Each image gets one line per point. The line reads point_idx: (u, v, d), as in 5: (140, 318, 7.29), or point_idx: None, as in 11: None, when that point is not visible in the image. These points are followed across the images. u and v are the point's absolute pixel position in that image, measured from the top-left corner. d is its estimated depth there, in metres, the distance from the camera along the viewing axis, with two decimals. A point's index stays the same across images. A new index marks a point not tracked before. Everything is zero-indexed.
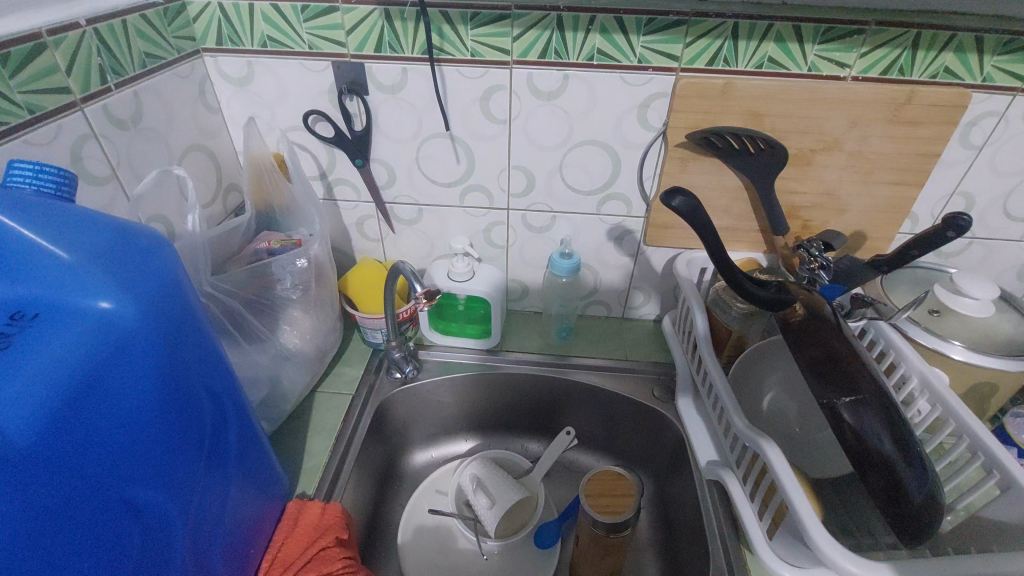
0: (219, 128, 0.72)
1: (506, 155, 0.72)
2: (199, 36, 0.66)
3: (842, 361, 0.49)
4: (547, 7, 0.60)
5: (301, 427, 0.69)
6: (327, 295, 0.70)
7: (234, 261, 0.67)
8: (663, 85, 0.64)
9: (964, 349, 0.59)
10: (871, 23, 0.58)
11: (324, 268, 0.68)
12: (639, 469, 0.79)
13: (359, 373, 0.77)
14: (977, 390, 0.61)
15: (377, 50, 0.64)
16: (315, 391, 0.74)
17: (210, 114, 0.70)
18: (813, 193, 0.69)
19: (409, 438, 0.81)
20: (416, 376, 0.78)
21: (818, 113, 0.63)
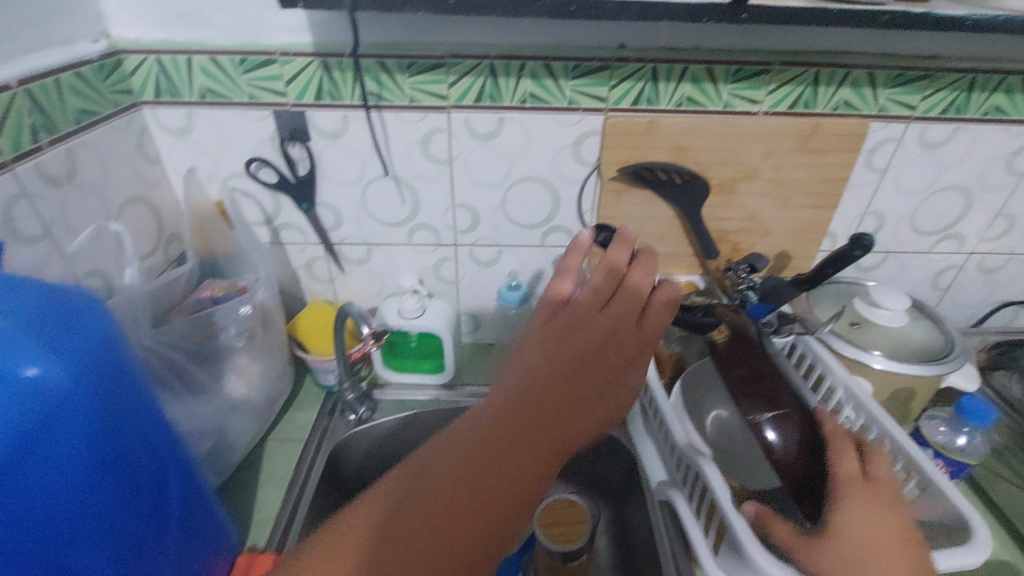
0: (160, 178, 0.72)
1: (449, 194, 0.74)
2: (137, 90, 0.66)
3: (763, 379, 0.53)
4: (479, 56, 0.63)
5: (252, 477, 0.68)
6: (274, 340, 0.70)
7: (175, 312, 0.66)
8: (593, 124, 0.68)
9: (883, 358, 0.62)
10: (775, 63, 0.63)
11: (270, 311, 0.68)
12: (597, 495, 0.81)
13: (312, 418, 0.76)
14: (900, 395, 0.65)
15: (317, 97, 0.66)
16: (265, 439, 0.72)
17: (150, 164, 0.70)
18: (739, 219, 0.74)
19: (367, 479, 0.80)
20: (371, 416, 0.78)
21: (735, 145, 0.68)
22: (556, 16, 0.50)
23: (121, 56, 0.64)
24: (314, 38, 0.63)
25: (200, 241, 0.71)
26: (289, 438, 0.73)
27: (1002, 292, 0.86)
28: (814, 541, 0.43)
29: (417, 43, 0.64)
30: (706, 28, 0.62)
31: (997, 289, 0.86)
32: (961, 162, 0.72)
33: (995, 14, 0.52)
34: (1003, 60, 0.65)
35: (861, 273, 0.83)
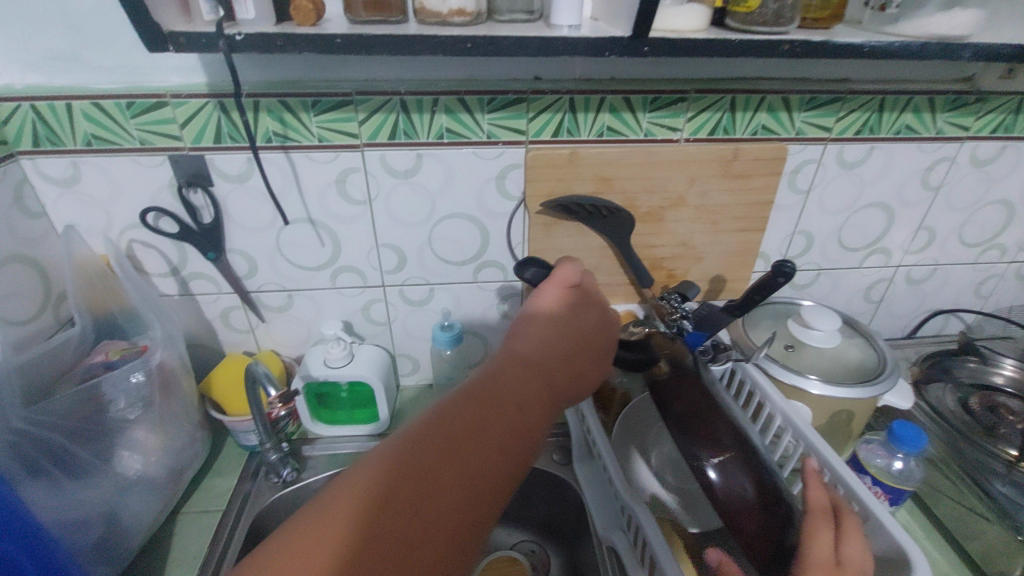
0: (46, 233, 0.65)
1: (372, 235, 0.70)
2: (11, 139, 0.59)
3: (699, 416, 0.51)
4: (388, 91, 0.60)
5: (159, 561, 0.61)
6: (179, 405, 0.64)
7: (63, 385, 0.60)
8: (515, 158, 0.66)
9: (819, 382, 0.61)
10: (691, 90, 0.63)
11: (174, 373, 0.62)
12: (547, 540, 0.77)
13: (232, 483, 0.70)
14: (838, 418, 0.64)
15: (217, 140, 0.61)
16: (176, 513, 0.66)
17: (31, 220, 0.63)
18: (671, 245, 0.73)
19: None
20: (298, 478, 0.72)
21: (660, 173, 0.67)
22: (452, 53, 0.49)
23: None
24: (209, 78, 0.59)
25: (91, 300, 0.65)
26: (205, 510, 0.67)
27: (931, 301, 0.88)
28: None
29: (321, 81, 0.60)
30: (619, 59, 0.62)
31: (926, 298, 0.87)
32: (880, 179, 0.73)
33: (890, 41, 0.52)
34: (906, 82, 0.67)
35: (796, 291, 0.84)
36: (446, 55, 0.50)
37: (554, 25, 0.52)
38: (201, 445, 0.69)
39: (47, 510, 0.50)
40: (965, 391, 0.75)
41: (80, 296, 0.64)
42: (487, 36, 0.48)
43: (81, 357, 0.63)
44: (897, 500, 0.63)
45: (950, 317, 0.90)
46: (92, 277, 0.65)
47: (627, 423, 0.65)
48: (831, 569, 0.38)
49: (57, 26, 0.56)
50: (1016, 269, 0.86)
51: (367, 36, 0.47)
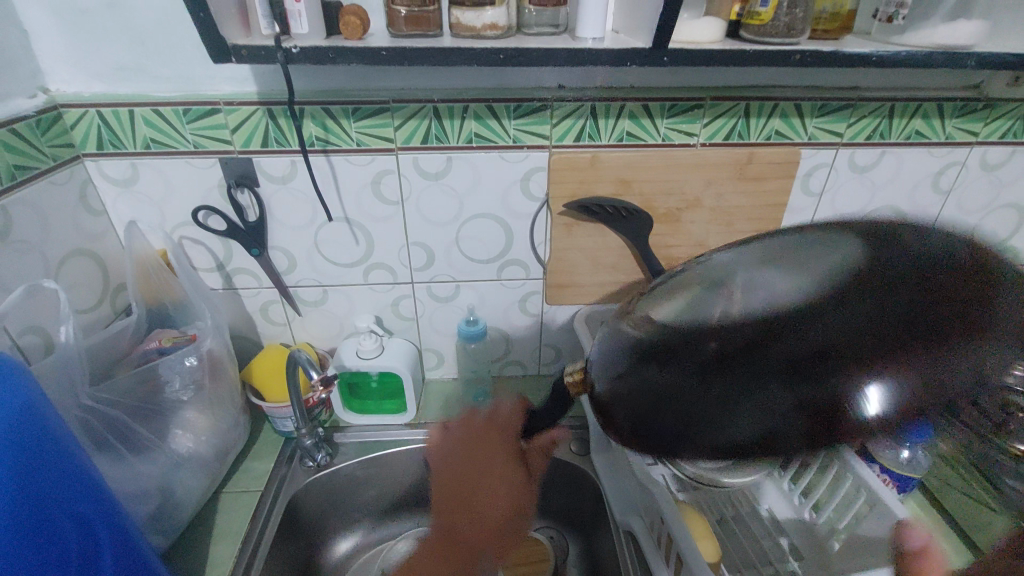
0: (105, 230, 0.70)
1: (403, 233, 0.75)
2: (78, 142, 0.65)
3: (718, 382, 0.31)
4: (423, 99, 0.65)
5: (204, 534, 0.65)
6: (226, 389, 0.69)
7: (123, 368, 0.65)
8: (539, 161, 0.70)
9: None
10: (707, 98, 0.66)
11: (221, 361, 0.67)
12: (565, 527, 0.80)
13: (270, 466, 0.75)
14: None
15: (264, 144, 0.66)
16: (219, 492, 0.70)
17: (94, 217, 0.68)
18: (687, 245, 0.76)
19: (330, 526, 0.79)
20: (330, 462, 0.77)
21: (677, 176, 0.71)
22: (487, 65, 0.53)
23: (60, 110, 0.63)
24: (258, 87, 0.64)
25: (145, 289, 0.71)
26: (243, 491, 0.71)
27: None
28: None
29: (361, 89, 0.65)
30: (639, 69, 0.65)
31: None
32: (891, 182, 0.75)
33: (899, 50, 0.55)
34: (919, 90, 0.70)
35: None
36: (480, 64, 0.54)
37: (579, 38, 0.56)
38: (242, 428, 0.73)
39: (115, 480, 0.55)
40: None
41: (136, 287, 0.69)
42: (518, 47, 0.52)
43: (136, 343, 0.69)
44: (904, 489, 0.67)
45: None
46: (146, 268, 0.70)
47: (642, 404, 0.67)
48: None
49: (125, 40, 0.61)
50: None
51: (410, 49, 0.51)
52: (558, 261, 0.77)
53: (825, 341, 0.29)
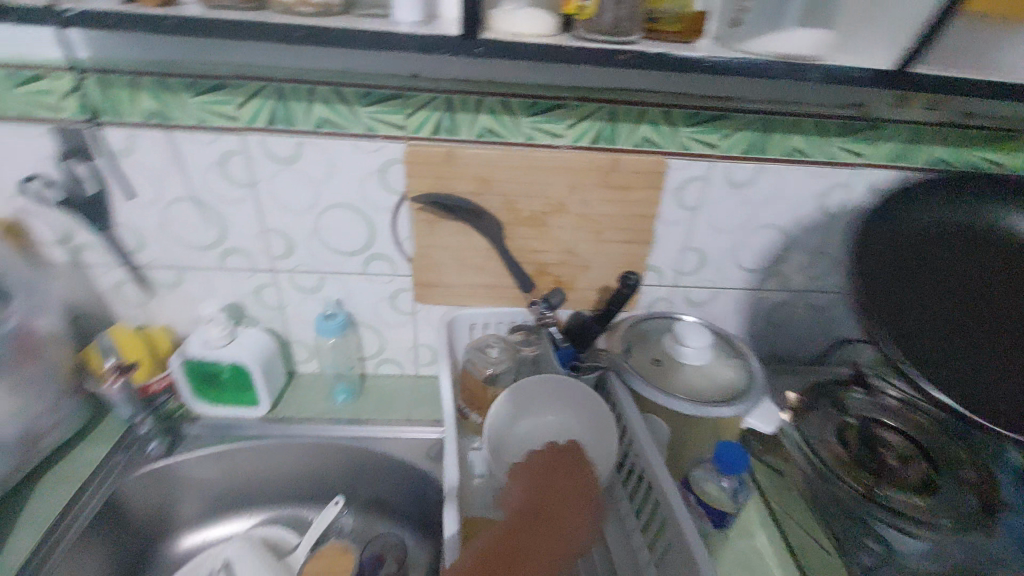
0: (236, 200, 0.71)
1: (552, 239, 0.73)
2: (219, 113, 0.64)
3: (925, 281, 0.69)
4: (602, 100, 0.65)
5: (6, 522, 0.66)
6: (39, 368, 0.69)
7: (55, 384, 0.72)
8: (700, 170, 0.70)
9: (678, 401, 0.64)
10: (882, 122, 0.68)
11: (41, 337, 0.70)
12: (433, 541, 0.80)
13: (103, 454, 0.75)
14: (695, 436, 0.66)
15: (434, 133, 0.66)
16: (41, 476, 0.71)
17: (234, 187, 0.69)
18: (803, 257, 0.79)
19: (171, 521, 0.79)
20: (297, 436, 0.80)
21: (825, 187, 0.72)
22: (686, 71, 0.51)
23: (215, 78, 0.62)
24: (425, 70, 0.64)
25: None
26: (193, 481, 0.79)
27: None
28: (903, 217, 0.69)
29: (527, 82, 0.64)
30: (751, 81, 0.65)
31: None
32: None
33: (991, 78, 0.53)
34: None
35: None
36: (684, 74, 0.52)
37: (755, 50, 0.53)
38: (68, 411, 0.74)
39: None
40: (845, 421, 0.72)
41: None
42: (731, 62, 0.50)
43: None
44: (720, 522, 0.64)
45: (862, 346, 0.87)
46: None
47: (602, 419, 0.66)
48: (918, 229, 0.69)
49: None
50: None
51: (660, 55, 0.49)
52: (570, 256, 0.75)
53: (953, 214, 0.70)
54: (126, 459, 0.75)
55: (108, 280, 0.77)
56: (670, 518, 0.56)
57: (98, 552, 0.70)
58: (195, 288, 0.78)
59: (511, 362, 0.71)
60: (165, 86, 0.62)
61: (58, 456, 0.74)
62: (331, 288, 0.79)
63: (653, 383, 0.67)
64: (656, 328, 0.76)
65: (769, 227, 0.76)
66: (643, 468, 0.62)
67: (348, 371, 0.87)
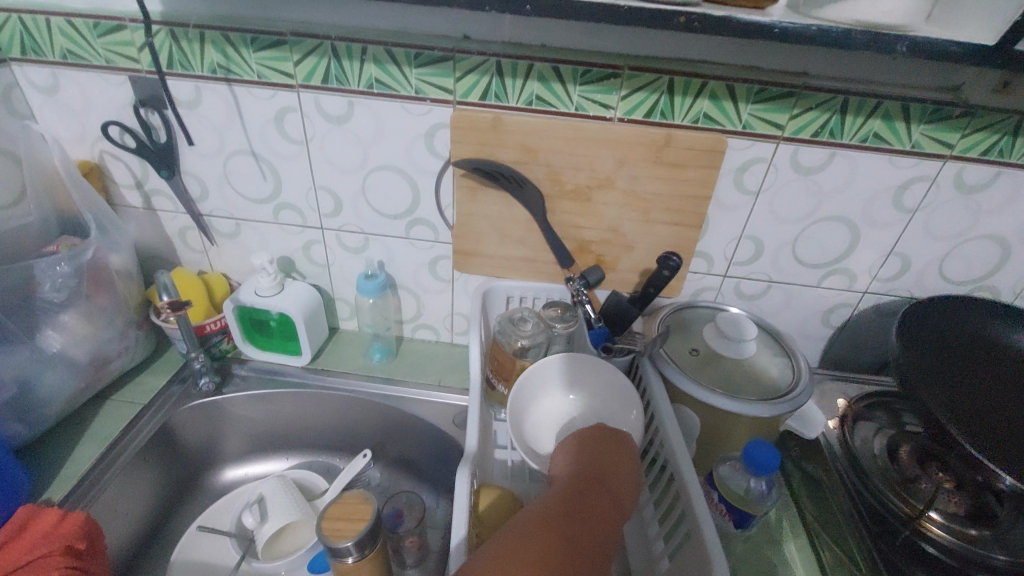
0: (289, 156, 0.74)
1: (595, 215, 0.71)
2: (277, 69, 0.66)
3: (964, 379, 0.62)
4: (660, 70, 0.61)
5: (76, 435, 0.74)
6: (110, 300, 0.75)
7: (124, 316, 0.78)
8: (762, 152, 0.65)
9: (711, 393, 0.60)
10: (980, 108, 0.60)
11: (113, 272, 0.76)
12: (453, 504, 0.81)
13: (161, 384, 0.81)
14: (727, 433, 0.63)
15: (482, 98, 0.65)
16: (107, 398, 0.79)
17: (288, 143, 0.72)
18: (871, 256, 0.72)
19: (216, 453, 0.85)
20: (333, 388, 0.83)
21: (904, 179, 0.65)
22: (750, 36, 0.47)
23: (275, 33, 0.64)
24: (477, 32, 0.62)
25: (61, 197, 0.75)
26: (238, 418, 0.84)
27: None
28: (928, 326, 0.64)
29: (582, 48, 0.62)
30: (829, 56, 0.59)
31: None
32: None
33: None
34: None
35: None
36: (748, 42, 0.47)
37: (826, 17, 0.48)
38: (134, 342, 0.80)
39: None
40: (899, 437, 0.65)
41: (44, 190, 0.73)
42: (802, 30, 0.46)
43: (41, 241, 0.74)
44: (743, 524, 0.60)
45: None
46: (55, 175, 0.73)
47: (628, 402, 0.64)
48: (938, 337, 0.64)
49: None
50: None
51: (721, 19, 0.45)
52: (614, 235, 0.72)
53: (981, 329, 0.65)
54: (180, 391, 0.81)
55: (174, 225, 0.82)
56: (687, 507, 0.53)
57: (152, 471, 0.76)
58: (250, 239, 0.82)
59: (543, 337, 0.70)
60: (229, 40, 0.64)
61: (124, 382, 0.81)
62: (375, 250, 0.81)
63: (687, 372, 0.64)
64: (698, 316, 0.72)
65: (836, 219, 0.69)
66: (665, 455, 0.60)
67: (385, 332, 0.89)
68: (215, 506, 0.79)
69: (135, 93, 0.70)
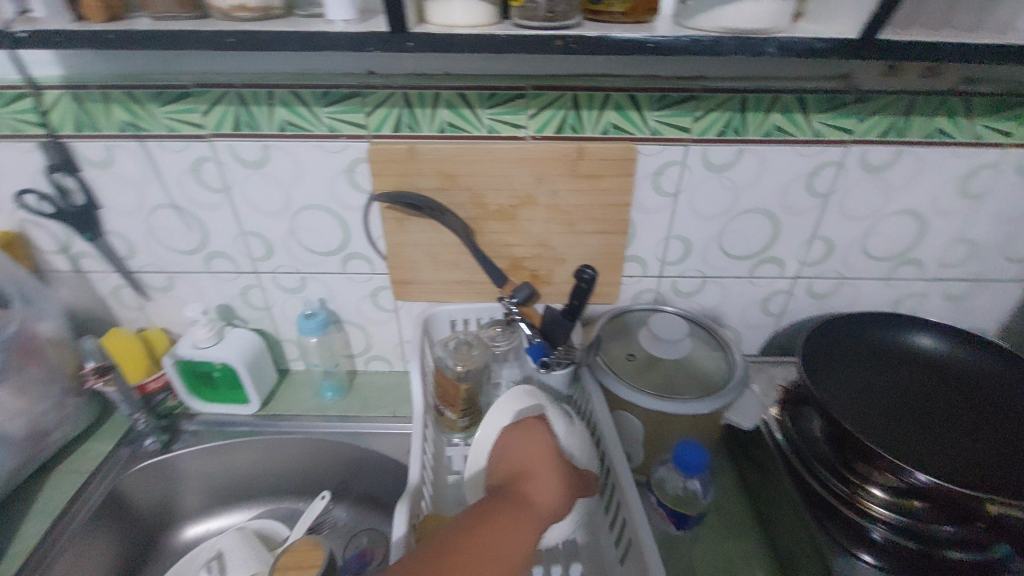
0: (213, 205, 0.73)
1: (524, 232, 0.72)
2: (186, 120, 0.66)
3: (863, 380, 0.69)
4: (563, 87, 0.62)
5: (20, 512, 0.71)
6: (44, 369, 0.74)
7: (61, 384, 0.76)
8: (674, 155, 0.66)
9: (649, 399, 0.61)
10: (869, 93, 0.62)
11: (44, 341, 0.74)
12: None
13: (108, 448, 0.80)
14: (669, 434, 0.64)
15: (395, 129, 0.66)
16: (51, 470, 0.76)
17: (209, 192, 0.71)
18: (795, 242, 0.74)
19: (174, 511, 0.83)
20: (288, 431, 0.82)
21: (812, 167, 0.67)
22: (629, 52, 0.48)
23: (180, 86, 0.64)
24: (381, 66, 0.63)
25: None
26: (192, 473, 0.83)
27: (969, 320, 0.82)
28: (829, 341, 0.71)
29: (487, 73, 0.63)
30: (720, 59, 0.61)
31: (961, 318, 0.82)
32: None
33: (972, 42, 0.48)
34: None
35: (907, 304, 0.81)
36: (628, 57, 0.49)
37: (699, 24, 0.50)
38: (74, 409, 0.78)
39: None
40: None
41: None
42: (676, 41, 0.47)
43: None
44: (682, 524, 0.62)
45: None
46: None
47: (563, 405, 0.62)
48: (839, 349, 0.71)
49: None
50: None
51: (596, 38, 0.47)
52: (545, 249, 0.73)
53: (876, 335, 0.72)
54: (128, 454, 0.80)
55: (106, 285, 0.81)
56: (628, 518, 0.54)
57: (106, 539, 0.74)
58: (187, 291, 0.81)
59: (483, 358, 0.70)
60: (134, 98, 0.64)
61: (68, 451, 0.79)
62: (312, 288, 0.80)
63: (624, 378, 0.65)
64: (633, 322, 0.73)
65: (756, 212, 0.71)
66: (609, 466, 0.60)
67: (335, 370, 0.88)
68: (175, 567, 0.77)
69: (45, 158, 0.69)
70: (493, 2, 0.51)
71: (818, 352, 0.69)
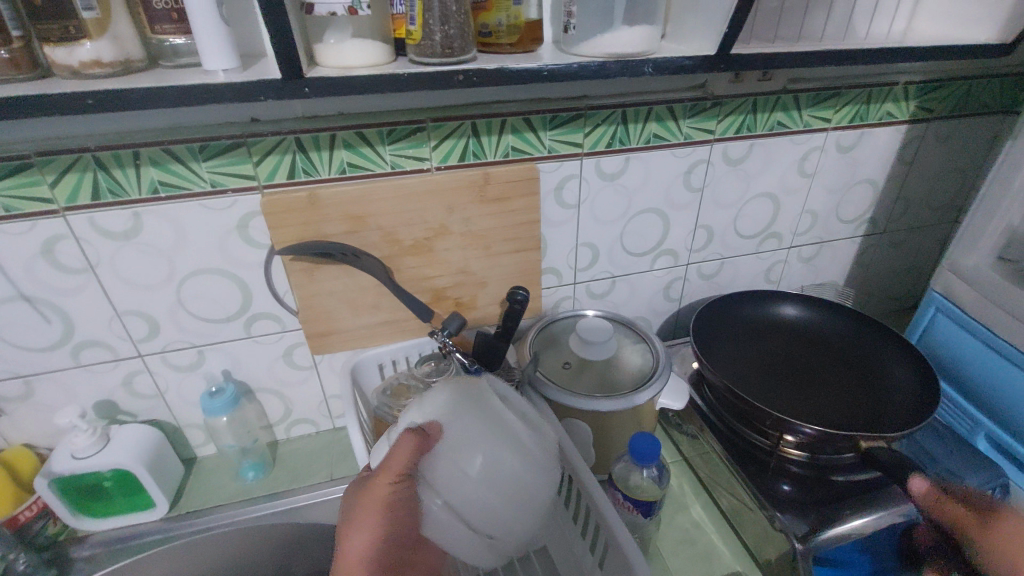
0: (74, 288, 0.63)
1: (442, 262, 0.71)
2: (29, 195, 0.56)
3: (746, 352, 0.79)
4: (460, 117, 0.63)
5: None
6: None
7: None
8: (571, 169, 0.71)
9: (593, 401, 0.64)
10: (722, 98, 0.72)
11: None
12: None
13: None
14: (616, 430, 0.67)
15: (290, 177, 0.62)
16: None
17: (69, 274, 0.61)
18: (684, 233, 0.82)
19: None
20: (210, 526, 0.72)
21: (688, 166, 0.76)
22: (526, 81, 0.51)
23: (15, 157, 0.54)
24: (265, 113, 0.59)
25: None
26: None
27: (823, 276, 0.97)
28: (715, 323, 0.81)
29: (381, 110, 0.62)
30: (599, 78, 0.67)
31: (818, 275, 0.97)
32: (867, 159, 0.85)
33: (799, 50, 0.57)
34: (865, 81, 0.78)
35: (777, 271, 0.94)
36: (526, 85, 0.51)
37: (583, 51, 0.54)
38: None
39: None
40: None
41: None
42: (568, 67, 0.51)
43: None
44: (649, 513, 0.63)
45: None
46: None
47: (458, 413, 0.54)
48: (724, 327, 0.81)
49: None
50: (923, 235, 0.97)
51: (495, 71, 0.49)
52: (465, 275, 0.73)
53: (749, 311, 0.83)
54: None
55: None
56: (599, 519, 0.56)
57: None
58: (51, 394, 0.68)
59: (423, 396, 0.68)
60: None
61: None
62: (214, 360, 0.72)
63: (564, 386, 0.67)
64: (560, 331, 0.76)
65: (648, 211, 0.78)
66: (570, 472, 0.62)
67: (253, 446, 0.79)
68: None
69: None
70: (385, 41, 0.50)
71: (708, 334, 0.79)
